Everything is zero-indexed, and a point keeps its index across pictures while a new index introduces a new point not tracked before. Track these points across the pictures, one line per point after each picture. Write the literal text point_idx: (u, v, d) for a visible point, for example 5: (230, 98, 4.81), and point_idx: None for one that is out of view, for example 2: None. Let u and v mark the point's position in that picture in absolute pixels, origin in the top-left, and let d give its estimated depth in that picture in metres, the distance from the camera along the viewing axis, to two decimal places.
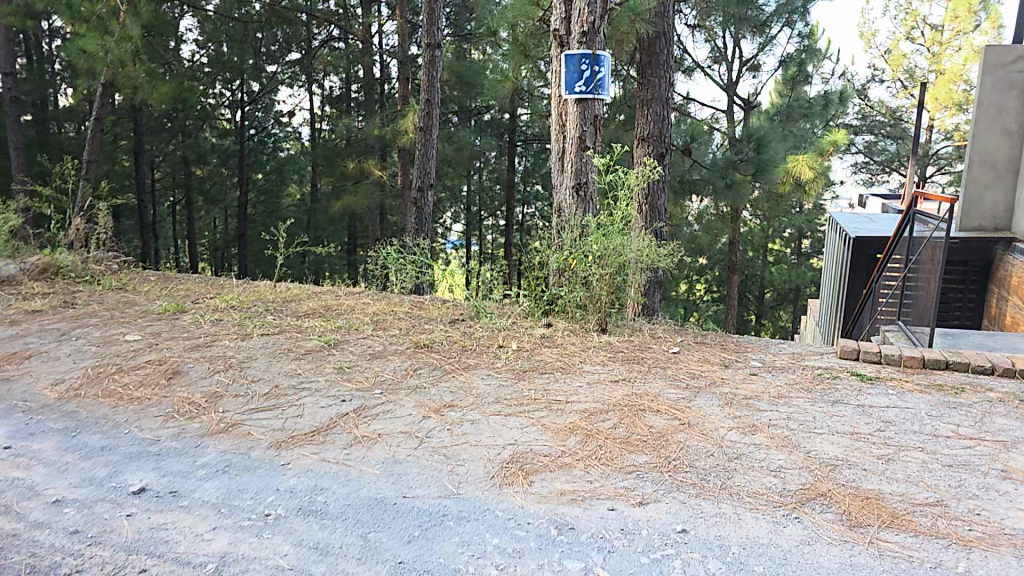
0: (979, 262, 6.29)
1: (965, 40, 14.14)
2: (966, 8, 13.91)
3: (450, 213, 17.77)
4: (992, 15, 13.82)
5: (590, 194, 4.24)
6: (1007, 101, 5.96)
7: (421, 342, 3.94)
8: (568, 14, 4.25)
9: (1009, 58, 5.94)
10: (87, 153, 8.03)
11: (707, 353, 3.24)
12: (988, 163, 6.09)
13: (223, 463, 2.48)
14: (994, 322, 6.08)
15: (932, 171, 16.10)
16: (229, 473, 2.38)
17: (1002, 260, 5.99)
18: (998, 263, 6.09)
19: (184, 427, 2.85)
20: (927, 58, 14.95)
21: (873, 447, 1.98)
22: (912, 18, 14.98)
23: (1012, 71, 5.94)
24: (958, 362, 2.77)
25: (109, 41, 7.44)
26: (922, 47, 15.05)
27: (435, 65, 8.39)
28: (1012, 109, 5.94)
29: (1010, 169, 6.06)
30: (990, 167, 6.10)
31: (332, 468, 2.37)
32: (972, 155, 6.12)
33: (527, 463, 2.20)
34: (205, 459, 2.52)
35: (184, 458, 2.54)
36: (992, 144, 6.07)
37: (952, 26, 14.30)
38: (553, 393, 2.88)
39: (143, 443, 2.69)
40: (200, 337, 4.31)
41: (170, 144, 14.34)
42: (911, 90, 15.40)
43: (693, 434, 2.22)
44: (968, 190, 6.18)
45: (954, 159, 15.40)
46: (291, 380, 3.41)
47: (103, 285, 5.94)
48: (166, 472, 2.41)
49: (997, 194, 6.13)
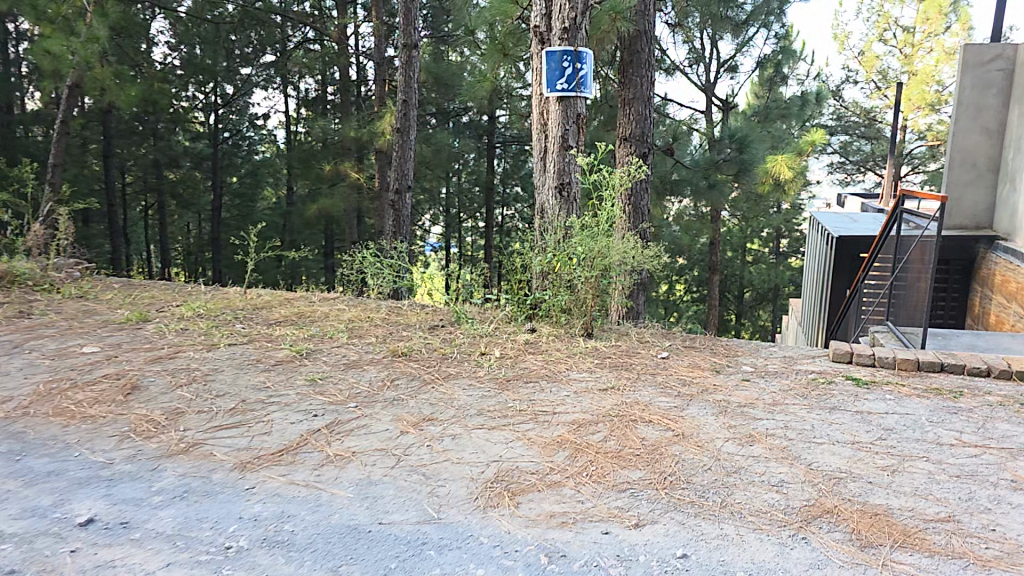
0: (960, 261, 6.22)
1: (935, 42, 14.59)
2: (937, 10, 14.35)
3: (428, 215, 17.27)
4: (962, 17, 14.24)
5: (573, 194, 4.13)
6: (987, 99, 6.19)
7: (398, 351, 3.75)
8: (547, 9, 4.05)
9: (988, 56, 6.15)
10: (50, 157, 7.61)
11: (697, 359, 3.14)
12: (969, 162, 6.30)
13: (182, 487, 2.26)
14: (978, 321, 6.00)
15: (906, 171, 16.52)
16: (187, 500, 2.16)
17: (984, 259, 5.95)
18: (980, 261, 6.04)
19: (140, 449, 2.61)
20: (899, 59, 15.32)
21: (876, 458, 1.89)
22: (884, 20, 15.34)
23: (989, 71, 6.16)
24: (953, 364, 2.73)
25: (74, 41, 6.99)
26: (894, 48, 15.39)
27: (412, 65, 8.19)
28: (991, 108, 6.17)
29: (990, 167, 6.25)
30: (971, 166, 6.29)
31: (302, 491, 2.18)
32: (953, 155, 6.34)
33: (513, 482, 2.05)
34: (162, 485, 2.29)
35: (139, 484, 2.30)
36: (972, 144, 6.28)
37: (924, 28, 14.71)
38: (539, 403, 2.73)
39: (93, 467, 2.44)
40: (163, 348, 4.03)
41: (142, 148, 13.83)
42: (884, 91, 15.83)
43: (688, 447, 2.10)
44: (948, 189, 6.39)
45: (927, 159, 15.83)
46: (259, 394, 3.19)
47: (63, 293, 5.57)
48: (118, 500, 2.18)
49: (978, 192, 6.28)
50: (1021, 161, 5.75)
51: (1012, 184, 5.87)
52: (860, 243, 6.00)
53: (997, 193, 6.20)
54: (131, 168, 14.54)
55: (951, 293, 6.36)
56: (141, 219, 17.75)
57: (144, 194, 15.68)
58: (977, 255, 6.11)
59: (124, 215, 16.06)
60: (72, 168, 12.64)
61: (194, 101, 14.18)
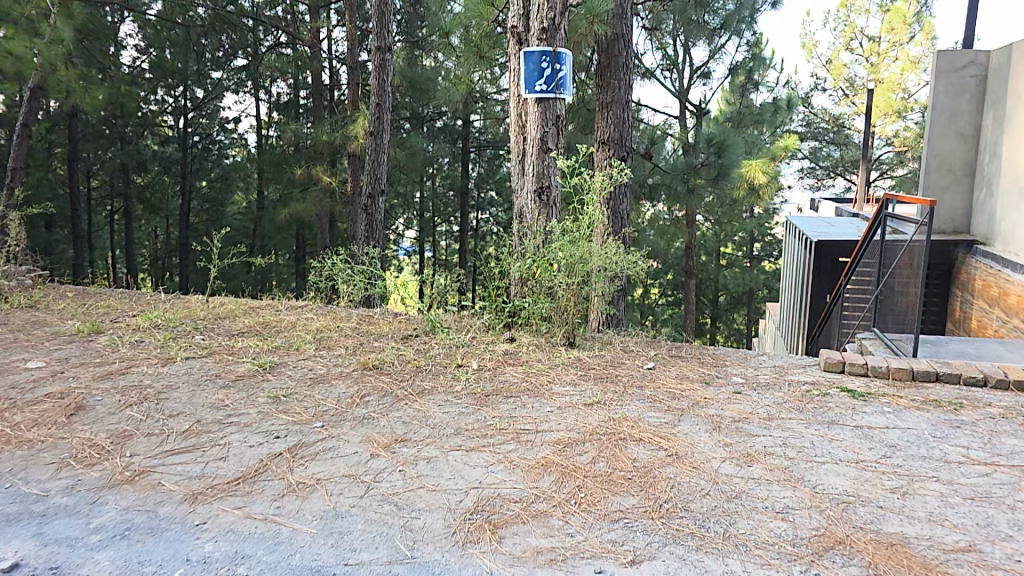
0: (940, 265, 6.29)
1: (901, 51, 15.13)
2: (901, 19, 14.89)
3: (402, 219, 16.96)
4: (924, 27, 14.80)
5: (552, 199, 3.97)
6: (961, 104, 6.32)
7: (369, 363, 3.51)
8: (525, 9, 3.91)
9: (961, 62, 6.29)
10: (10, 161, 7.13)
11: (684, 369, 3.01)
12: (945, 167, 6.44)
13: (124, 524, 2.00)
14: (959, 326, 6.08)
15: (876, 176, 17.04)
16: (129, 540, 1.90)
17: (964, 263, 6.02)
18: (960, 266, 6.11)
19: (80, 478, 2.31)
20: (865, 68, 15.88)
21: (884, 479, 1.78)
22: (850, 30, 15.92)
23: (963, 76, 6.30)
24: (948, 374, 2.67)
25: (37, 42, 6.74)
26: (860, 57, 15.96)
27: (386, 70, 7.92)
28: (965, 113, 6.31)
29: (967, 172, 6.39)
30: (948, 170, 6.43)
31: (260, 527, 1.94)
32: (929, 160, 6.48)
33: (495, 512, 1.87)
34: (101, 521, 2.02)
35: (75, 520, 2.03)
36: (948, 148, 6.43)
37: (889, 37, 15.29)
38: (521, 421, 2.55)
39: (25, 501, 2.15)
40: (114, 363, 3.70)
41: (109, 153, 13.24)
42: (852, 98, 16.27)
43: (682, 468, 1.96)
44: (926, 193, 6.52)
45: (896, 164, 16.29)
46: (216, 413, 2.91)
47: (11, 303, 5.16)
48: (51, 540, 1.90)
49: (955, 196, 6.42)
50: (997, 166, 5.87)
51: (989, 189, 5.99)
52: (837, 248, 6.02)
53: (973, 198, 6.32)
54: (98, 172, 13.93)
55: (931, 298, 6.43)
56: (105, 224, 17.00)
57: (110, 198, 15.05)
58: (958, 259, 6.17)
59: (87, 220, 15.35)
60: (36, 172, 12.28)
61: (163, 104, 13.52)
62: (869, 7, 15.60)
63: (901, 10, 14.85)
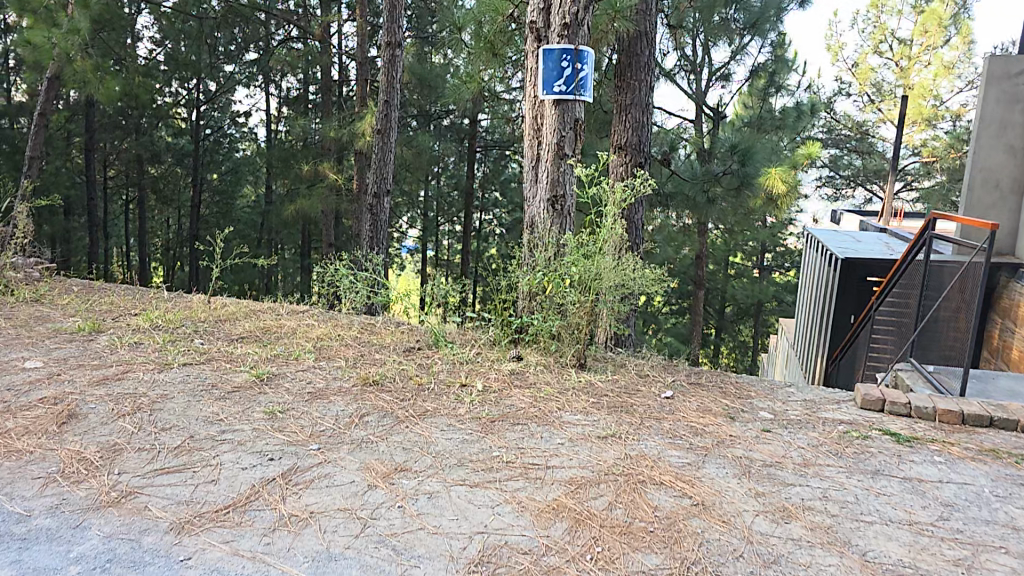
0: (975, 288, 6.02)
1: (934, 55, 14.89)
2: (936, 22, 14.70)
3: (406, 218, 16.86)
4: (962, 30, 14.62)
5: (567, 208, 3.80)
6: (1013, 114, 6.10)
7: (369, 378, 3.35)
8: (546, 4, 3.73)
9: (1015, 69, 6.09)
10: (28, 149, 7.01)
11: (705, 400, 2.82)
12: (992, 182, 6.20)
13: (106, 554, 1.83)
14: (996, 354, 5.80)
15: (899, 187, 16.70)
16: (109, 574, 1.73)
17: (1006, 288, 5.72)
18: (1001, 291, 5.81)
19: (65, 498, 2.15)
20: (894, 72, 15.64)
21: (945, 548, 1.60)
22: (881, 32, 15.69)
23: (1015, 85, 6.09)
24: (1003, 419, 2.48)
25: (54, 32, 6.66)
26: (889, 61, 15.74)
27: (395, 64, 7.70)
28: (1016, 125, 6.09)
29: (1015, 188, 6.14)
30: (994, 186, 6.19)
31: (247, 568, 1.77)
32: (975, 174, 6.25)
33: (503, 565, 1.69)
34: (80, 550, 1.85)
35: (55, 546, 1.87)
36: (996, 162, 6.18)
37: (922, 40, 15.08)
38: (529, 454, 2.37)
39: (5, 522, 1.99)
40: (110, 366, 3.55)
41: (125, 142, 13.39)
42: (879, 104, 15.93)
43: (711, 522, 1.78)
44: (970, 210, 6.27)
45: (921, 173, 15.91)
46: (210, 429, 2.75)
47: (16, 296, 5.04)
48: (29, 570, 1.75)
49: (1001, 213, 6.18)
50: None
51: None
52: (867, 267, 5.70)
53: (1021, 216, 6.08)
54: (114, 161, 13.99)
55: None
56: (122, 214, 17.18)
57: (126, 188, 15.16)
58: (999, 283, 5.88)
59: (102, 210, 15.43)
60: (54, 160, 12.15)
61: (176, 96, 13.38)
62: (901, 8, 15.41)
63: (937, 11, 14.63)
